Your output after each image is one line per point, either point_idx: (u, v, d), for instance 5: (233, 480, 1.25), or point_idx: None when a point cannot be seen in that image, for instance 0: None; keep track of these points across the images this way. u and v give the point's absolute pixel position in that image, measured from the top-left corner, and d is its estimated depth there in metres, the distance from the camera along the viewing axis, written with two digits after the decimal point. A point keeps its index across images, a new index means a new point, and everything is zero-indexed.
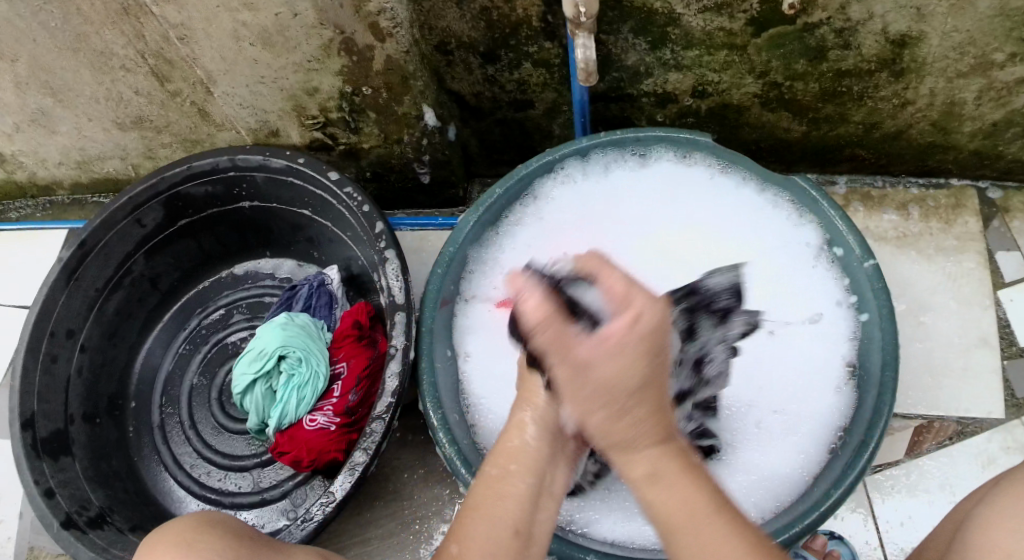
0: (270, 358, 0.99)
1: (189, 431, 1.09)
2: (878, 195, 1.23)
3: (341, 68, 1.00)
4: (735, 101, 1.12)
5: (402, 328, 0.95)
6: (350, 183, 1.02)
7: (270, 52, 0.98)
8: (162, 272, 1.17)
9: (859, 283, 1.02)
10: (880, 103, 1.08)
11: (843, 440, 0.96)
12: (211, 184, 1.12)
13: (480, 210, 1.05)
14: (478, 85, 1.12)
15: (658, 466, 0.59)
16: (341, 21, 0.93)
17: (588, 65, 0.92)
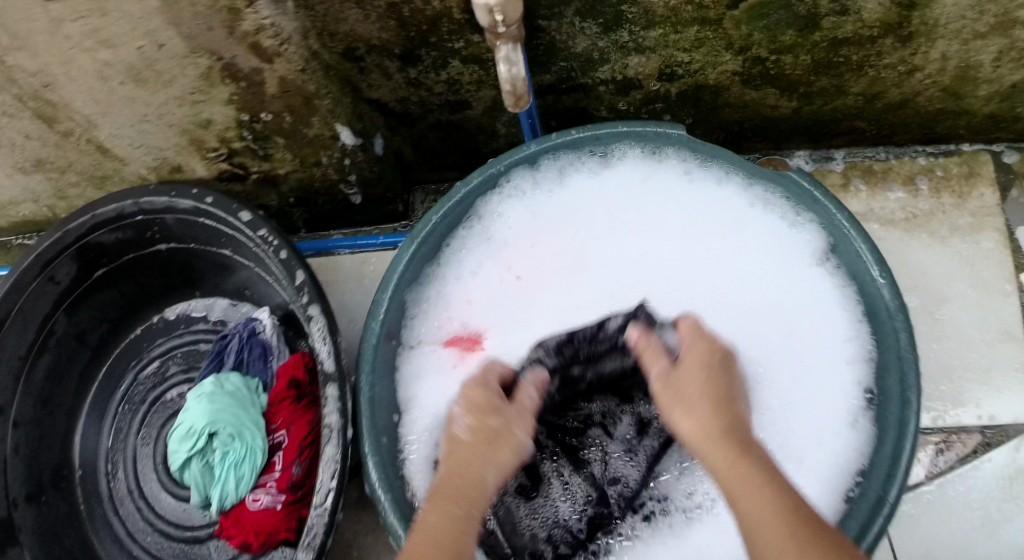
0: (201, 435, 0.89)
1: (139, 500, 1.03)
2: (882, 168, 1.05)
3: (231, 96, 0.84)
4: (712, 80, 0.94)
5: (335, 403, 0.82)
6: (263, 226, 0.89)
7: (146, 88, 0.82)
8: (89, 327, 1.07)
9: (869, 296, 0.86)
10: (883, 71, 0.90)
11: (863, 485, 0.80)
12: (121, 230, 1.01)
13: (416, 243, 0.90)
14: (401, 90, 0.95)
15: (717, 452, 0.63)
16: (216, 46, 0.77)
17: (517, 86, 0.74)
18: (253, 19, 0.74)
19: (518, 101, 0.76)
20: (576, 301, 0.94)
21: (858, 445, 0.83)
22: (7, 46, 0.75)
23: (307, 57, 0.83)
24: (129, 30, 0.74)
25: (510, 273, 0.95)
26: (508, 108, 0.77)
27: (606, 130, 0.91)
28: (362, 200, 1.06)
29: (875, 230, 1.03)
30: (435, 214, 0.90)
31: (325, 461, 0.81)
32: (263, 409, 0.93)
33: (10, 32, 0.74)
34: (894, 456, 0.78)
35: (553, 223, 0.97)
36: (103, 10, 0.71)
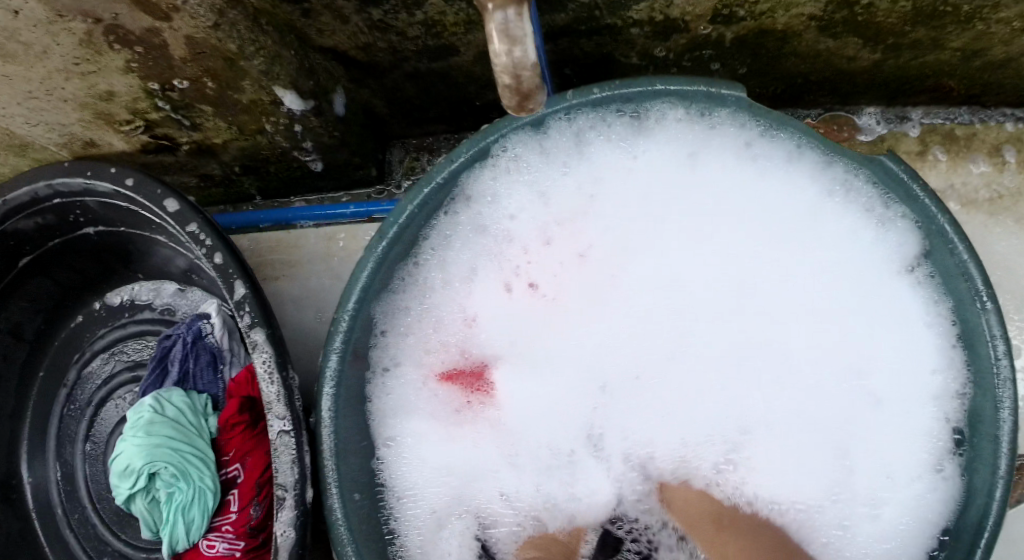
0: (140, 475, 0.76)
1: (94, 517, 0.91)
2: (965, 133, 0.83)
3: (128, 63, 0.64)
4: (780, 25, 0.71)
5: (288, 453, 0.67)
6: (194, 220, 0.70)
7: (15, 61, 0.62)
8: (24, 320, 0.91)
9: (966, 319, 0.66)
10: (995, 27, 0.69)
11: (948, 549, 0.66)
12: (39, 215, 0.82)
13: (384, 244, 0.69)
14: (363, 35, 0.73)
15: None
16: (88, 6, 0.57)
17: (521, 81, 0.55)
18: None
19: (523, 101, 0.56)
20: (598, 310, 0.77)
21: (938, 497, 0.68)
22: None
23: (222, 6, 0.61)
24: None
25: (519, 277, 0.77)
26: (511, 110, 0.58)
27: (638, 86, 0.68)
28: (323, 166, 0.85)
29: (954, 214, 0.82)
30: (409, 205, 0.69)
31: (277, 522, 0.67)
32: (212, 439, 0.79)
33: None
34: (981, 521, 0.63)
35: (567, 207, 0.77)
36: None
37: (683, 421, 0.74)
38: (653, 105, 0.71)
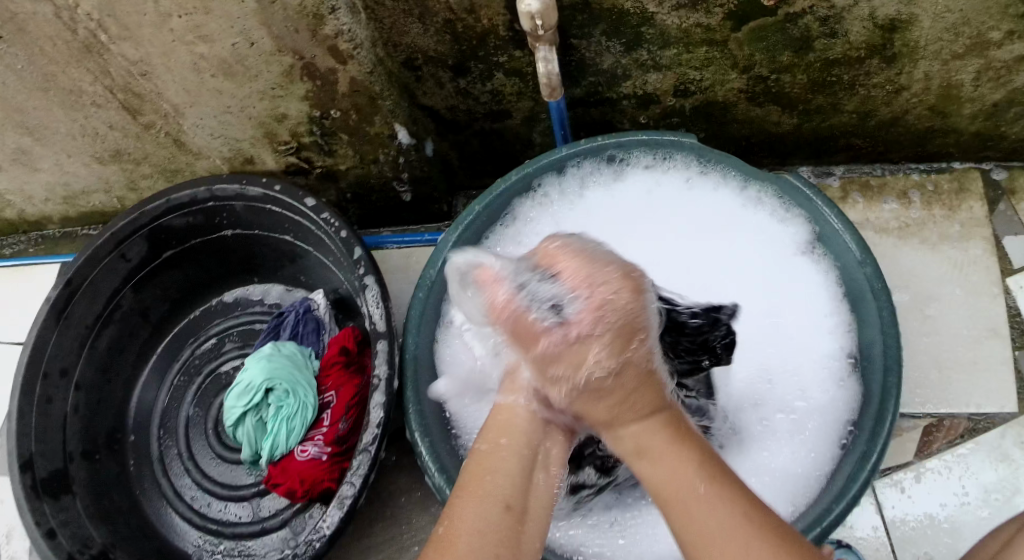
0: (258, 391, 1.01)
1: (188, 462, 1.13)
2: (877, 184, 1.16)
3: (306, 93, 0.99)
4: (720, 97, 1.05)
5: (384, 357, 0.94)
6: (326, 209, 1.01)
7: (233, 82, 0.98)
8: (151, 305, 1.18)
9: (856, 284, 0.93)
10: (873, 90, 1.03)
11: (855, 437, 0.87)
12: (192, 215, 1.11)
13: (459, 230, 0.97)
14: (451, 99, 1.08)
15: (730, 539, 0.56)
16: (299, 47, 0.92)
17: (551, 79, 0.88)
18: (334, 25, 0.89)
19: (551, 91, 0.90)
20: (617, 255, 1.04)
21: (840, 403, 0.92)
22: (117, 36, 0.91)
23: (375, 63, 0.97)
24: (227, 29, 0.89)
25: None
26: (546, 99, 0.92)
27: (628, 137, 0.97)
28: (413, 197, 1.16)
29: (871, 237, 1.13)
30: (477, 205, 0.97)
31: (371, 406, 0.92)
32: (315, 373, 1.04)
33: (121, 24, 0.89)
34: (875, 421, 0.84)
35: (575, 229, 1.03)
36: (207, 9, 0.87)
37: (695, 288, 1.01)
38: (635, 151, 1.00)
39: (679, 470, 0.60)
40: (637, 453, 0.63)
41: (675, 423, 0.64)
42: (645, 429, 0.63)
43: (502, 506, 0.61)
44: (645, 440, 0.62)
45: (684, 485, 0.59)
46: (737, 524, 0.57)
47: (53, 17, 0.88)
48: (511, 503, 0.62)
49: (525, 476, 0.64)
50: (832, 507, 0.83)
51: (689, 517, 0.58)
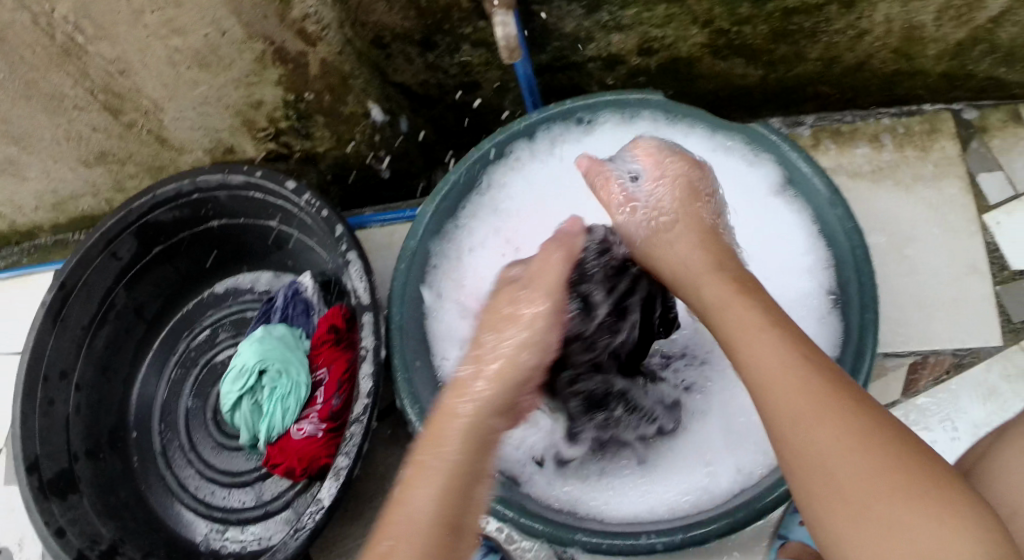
0: (252, 373, 1.04)
1: (190, 453, 1.15)
2: (848, 130, 1.17)
3: (280, 78, 1.01)
4: (684, 53, 1.07)
5: (370, 328, 0.96)
6: (307, 191, 1.02)
7: (208, 72, 1.00)
8: (146, 302, 1.20)
9: (829, 224, 0.95)
10: (835, 37, 1.04)
11: None
12: (178, 209, 1.13)
13: (437, 200, 0.99)
14: (421, 74, 1.10)
15: (796, 379, 0.60)
16: (269, 32, 0.94)
17: (509, 42, 0.89)
18: (301, 7, 0.92)
19: (511, 54, 0.90)
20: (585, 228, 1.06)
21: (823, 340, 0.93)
22: (95, 36, 0.93)
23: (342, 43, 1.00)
24: (198, 20, 0.92)
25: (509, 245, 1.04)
26: (506, 62, 0.92)
27: (595, 98, 0.99)
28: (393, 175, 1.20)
29: (845, 182, 1.14)
30: (452, 175, 0.99)
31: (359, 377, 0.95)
32: (306, 353, 1.07)
33: (97, 23, 0.92)
34: (855, 357, 0.87)
35: (537, 197, 1.05)
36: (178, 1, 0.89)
37: None
38: (602, 113, 1.01)
39: (746, 321, 0.67)
40: (713, 306, 0.72)
41: (741, 281, 0.73)
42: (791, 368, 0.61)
43: (448, 529, 0.58)
44: (721, 293, 0.72)
45: (756, 328, 0.65)
46: (803, 369, 0.61)
47: (32, 23, 0.92)
48: (455, 523, 0.59)
49: (465, 494, 0.61)
50: None
51: (834, 474, 0.55)
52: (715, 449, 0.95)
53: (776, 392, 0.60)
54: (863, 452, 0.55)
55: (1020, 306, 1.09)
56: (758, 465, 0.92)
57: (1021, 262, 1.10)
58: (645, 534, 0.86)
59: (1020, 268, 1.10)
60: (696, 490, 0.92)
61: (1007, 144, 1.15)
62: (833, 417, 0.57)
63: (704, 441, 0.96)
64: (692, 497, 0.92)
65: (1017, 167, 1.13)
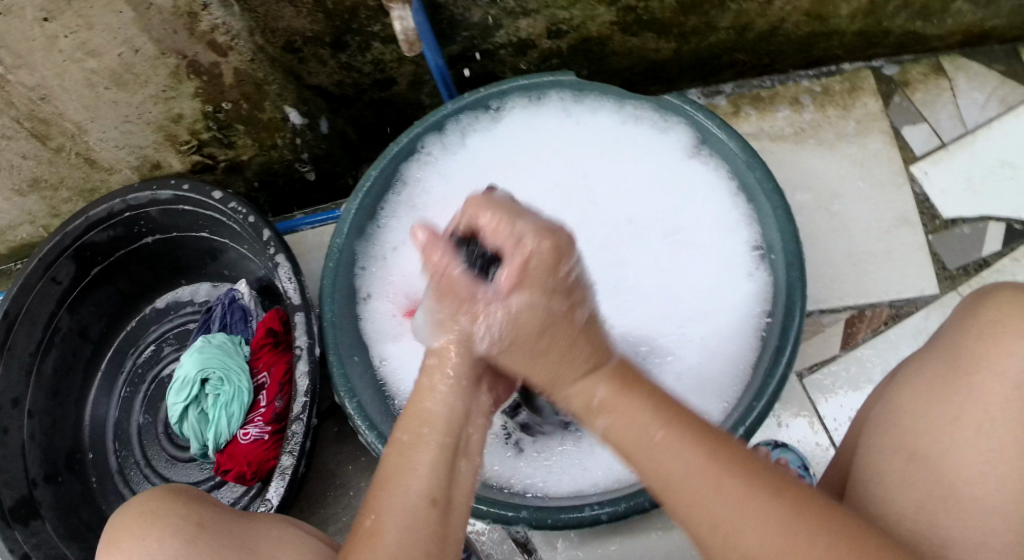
0: (195, 383, 1.05)
1: (146, 469, 1.16)
2: (768, 94, 1.17)
3: (197, 91, 1.02)
4: (594, 32, 1.07)
5: (303, 327, 0.98)
6: (233, 199, 1.03)
7: (126, 91, 1.00)
8: (90, 323, 1.19)
9: (749, 185, 0.95)
10: (744, 4, 1.04)
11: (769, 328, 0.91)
12: (113, 228, 1.13)
13: (358, 197, 0.98)
14: (336, 74, 1.11)
15: (706, 486, 0.56)
16: (180, 46, 0.96)
17: (408, 35, 0.90)
18: (208, 19, 0.95)
19: (411, 45, 0.92)
20: None
21: (756, 294, 0.94)
22: (12, 66, 0.93)
23: (255, 50, 1.02)
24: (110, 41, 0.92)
25: None
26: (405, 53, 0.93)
27: (505, 84, 0.99)
28: (318, 175, 1.20)
29: (768, 146, 1.14)
30: (373, 170, 0.99)
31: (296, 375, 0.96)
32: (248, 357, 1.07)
33: (14, 52, 0.91)
34: (786, 316, 0.88)
35: (458, 190, 1.04)
36: (90, 25, 0.90)
37: (596, 246, 1.02)
38: (511, 97, 1.02)
39: (632, 417, 0.60)
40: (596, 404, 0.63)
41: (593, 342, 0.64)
42: (597, 383, 0.63)
43: (428, 502, 0.62)
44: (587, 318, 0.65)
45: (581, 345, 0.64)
46: (703, 460, 0.57)
47: None
48: (433, 496, 0.62)
49: (448, 469, 0.64)
50: (752, 407, 0.85)
51: (704, 503, 0.55)
52: None
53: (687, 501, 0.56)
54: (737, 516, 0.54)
55: (952, 253, 1.09)
56: None
57: (950, 211, 1.11)
58: (588, 506, 0.87)
59: (951, 217, 1.11)
60: None
61: (928, 97, 1.16)
62: (751, 519, 0.54)
63: None
64: None
65: (939, 120, 1.15)
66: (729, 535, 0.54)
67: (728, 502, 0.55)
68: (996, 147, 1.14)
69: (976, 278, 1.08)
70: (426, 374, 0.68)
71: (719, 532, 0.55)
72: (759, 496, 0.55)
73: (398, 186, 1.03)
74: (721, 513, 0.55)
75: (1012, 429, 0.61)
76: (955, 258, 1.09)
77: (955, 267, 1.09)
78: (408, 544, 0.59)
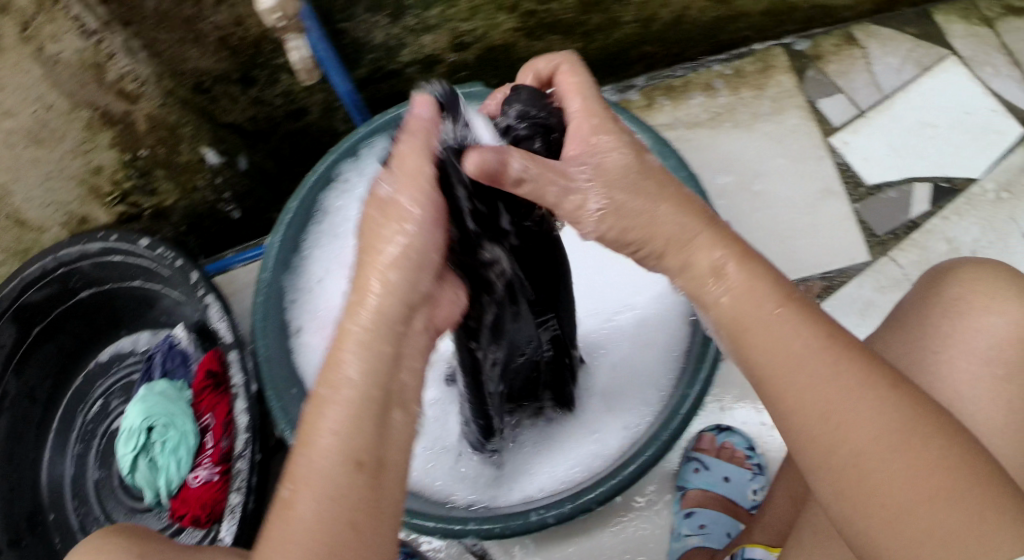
0: (141, 431, 1.04)
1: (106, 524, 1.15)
2: (681, 83, 1.18)
3: (112, 140, 1.03)
4: (499, 40, 1.08)
5: (238, 364, 1.00)
6: (161, 245, 1.06)
7: (45, 147, 0.98)
8: (37, 383, 1.15)
9: None
10: None
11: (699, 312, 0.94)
12: (49, 285, 1.12)
13: (280, 231, 0.98)
14: (249, 110, 1.10)
15: (829, 380, 0.55)
16: (93, 97, 0.98)
17: (305, 64, 0.93)
18: (115, 68, 0.97)
19: (308, 73, 0.95)
20: None
21: None
22: None
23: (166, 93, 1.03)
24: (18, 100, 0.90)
25: None
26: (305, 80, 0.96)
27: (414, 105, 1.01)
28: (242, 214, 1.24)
29: (684, 134, 1.14)
30: (292, 202, 0.99)
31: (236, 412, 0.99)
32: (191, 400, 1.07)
33: None
34: None
35: None
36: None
37: None
38: None
39: (755, 296, 0.58)
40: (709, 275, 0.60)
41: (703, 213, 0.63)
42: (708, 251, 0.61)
43: (353, 464, 0.52)
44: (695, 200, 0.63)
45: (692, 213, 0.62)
46: (823, 348, 0.56)
47: None
48: (359, 457, 0.53)
49: (377, 424, 0.54)
50: (686, 393, 0.89)
51: (815, 393, 0.55)
52: (608, 415, 0.96)
53: (799, 382, 0.55)
54: (856, 409, 0.54)
55: (880, 219, 1.10)
56: (639, 419, 0.94)
57: (874, 177, 1.13)
58: (534, 511, 0.87)
59: (875, 183, 1.12)
60: (588, 460, 0.94)
61: (841, 68, 1.17)
62: (865, 411, 0.54)
63: (588, 414, 0.97)
64: (584, 465, 0.93)
65: (855, 88, 1.17)
66: (844, 431, 0.54)
67: (850, 397, 0.54)
68: (912, 110, 1.18)
69: (906, 240, 1.09)
70: (343, 314, 0.57)
71: (831, 429, 0.54)
72: (878, 389, 0.54)
73: (318, 216, 1.03)
74: (838, 407, 0.54)
75: (1004, 404, 0.68)
76: (883, 223, 1.10)
77: (884, 232, 1.10)
78: (329, 527, 0.51)
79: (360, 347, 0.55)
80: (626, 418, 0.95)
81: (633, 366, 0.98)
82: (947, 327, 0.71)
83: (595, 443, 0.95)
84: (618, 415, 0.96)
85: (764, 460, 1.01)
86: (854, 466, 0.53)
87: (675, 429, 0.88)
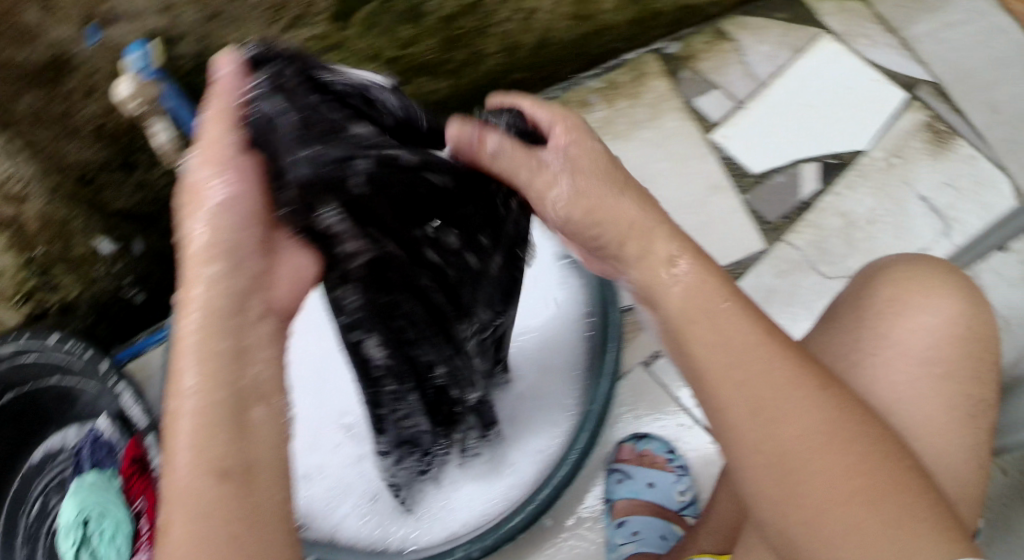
0: (76, 527, 1.02)
1: None
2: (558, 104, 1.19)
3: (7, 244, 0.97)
4: None
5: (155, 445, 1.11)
6: (71, 339, 1.07)
7: None
8: None
9: None
10: (506, 27, 1.07)
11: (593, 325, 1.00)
12: None
13: None
14: (136, 195, 1.14)
15: (768, 377, 0.60)
16: None
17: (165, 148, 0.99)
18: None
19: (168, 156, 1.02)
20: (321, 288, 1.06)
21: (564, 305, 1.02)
22: None
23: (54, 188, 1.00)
24: None
25: None
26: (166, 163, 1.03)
27: None
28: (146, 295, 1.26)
29: None
30: None
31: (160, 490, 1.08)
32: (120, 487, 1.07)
33: None
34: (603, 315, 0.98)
35: None
36: None
37: None
38: None
39: (704, 293, 0.64)
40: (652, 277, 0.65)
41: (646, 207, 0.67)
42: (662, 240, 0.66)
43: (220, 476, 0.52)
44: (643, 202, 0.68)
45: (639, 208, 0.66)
46: (759, 345, 0.61)
47: None
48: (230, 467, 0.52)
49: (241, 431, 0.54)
50: (591, 408, 0.95)
51: (755, 388, 0.60)
52: (523, 439, 0.99)
53: (736, 376, 0.60)
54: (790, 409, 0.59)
55: (770, 206, 1.13)
56: (551, 441, 0.98)
57: (759, 165, 1.15)
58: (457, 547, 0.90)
59: (762, 170, 1.15)
60: (507, 487, 0.97)
61: (711, 64, 1.21)
62: (798, 404, 0.59)
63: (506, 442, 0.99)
64: (503, 493, 0.96)
65: (729, 82, 1.20)
66: (780, 427, 0.58)
67: (786, 396, 0.59)
68: (792, 94, 1.21)
69: (799, 222, 1.12)
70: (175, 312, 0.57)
71: (768, 425, 0.59)
72: (810, 390, 0.60)
73: None
74: (773, 403, 0.59)
75: (946, 410, 0.71)
76: (773, 209, 1.13)
77: (776, 218, 1.13)
78: (205, 552, 0.49)
79: (196, 354, 0.54)
80: (539, 441, 0.98)
81: (542, 387, 1.00)
82: (883, 328, 0.74)
83: (511, 472, 0.97)
84: (531, 436, 0.99)
85: (685, 461, 1.03)
86: (789, 462, 0.58)
87: (588, 439, 0.94)
